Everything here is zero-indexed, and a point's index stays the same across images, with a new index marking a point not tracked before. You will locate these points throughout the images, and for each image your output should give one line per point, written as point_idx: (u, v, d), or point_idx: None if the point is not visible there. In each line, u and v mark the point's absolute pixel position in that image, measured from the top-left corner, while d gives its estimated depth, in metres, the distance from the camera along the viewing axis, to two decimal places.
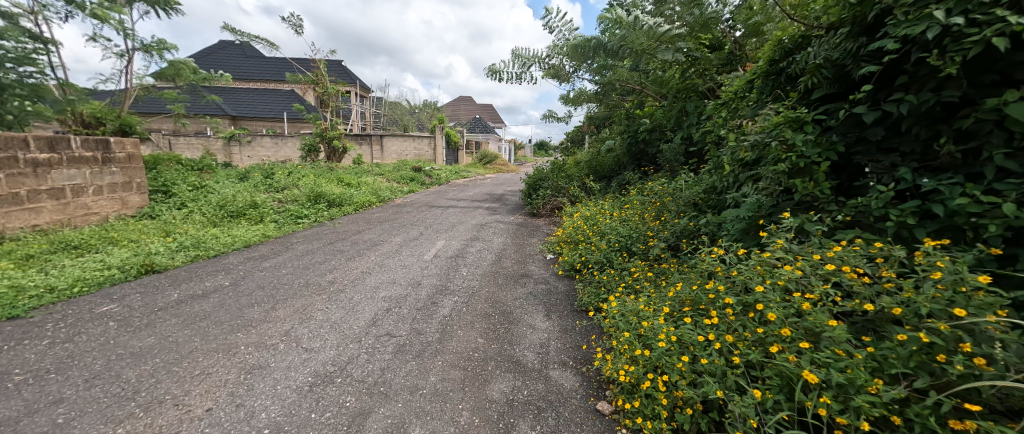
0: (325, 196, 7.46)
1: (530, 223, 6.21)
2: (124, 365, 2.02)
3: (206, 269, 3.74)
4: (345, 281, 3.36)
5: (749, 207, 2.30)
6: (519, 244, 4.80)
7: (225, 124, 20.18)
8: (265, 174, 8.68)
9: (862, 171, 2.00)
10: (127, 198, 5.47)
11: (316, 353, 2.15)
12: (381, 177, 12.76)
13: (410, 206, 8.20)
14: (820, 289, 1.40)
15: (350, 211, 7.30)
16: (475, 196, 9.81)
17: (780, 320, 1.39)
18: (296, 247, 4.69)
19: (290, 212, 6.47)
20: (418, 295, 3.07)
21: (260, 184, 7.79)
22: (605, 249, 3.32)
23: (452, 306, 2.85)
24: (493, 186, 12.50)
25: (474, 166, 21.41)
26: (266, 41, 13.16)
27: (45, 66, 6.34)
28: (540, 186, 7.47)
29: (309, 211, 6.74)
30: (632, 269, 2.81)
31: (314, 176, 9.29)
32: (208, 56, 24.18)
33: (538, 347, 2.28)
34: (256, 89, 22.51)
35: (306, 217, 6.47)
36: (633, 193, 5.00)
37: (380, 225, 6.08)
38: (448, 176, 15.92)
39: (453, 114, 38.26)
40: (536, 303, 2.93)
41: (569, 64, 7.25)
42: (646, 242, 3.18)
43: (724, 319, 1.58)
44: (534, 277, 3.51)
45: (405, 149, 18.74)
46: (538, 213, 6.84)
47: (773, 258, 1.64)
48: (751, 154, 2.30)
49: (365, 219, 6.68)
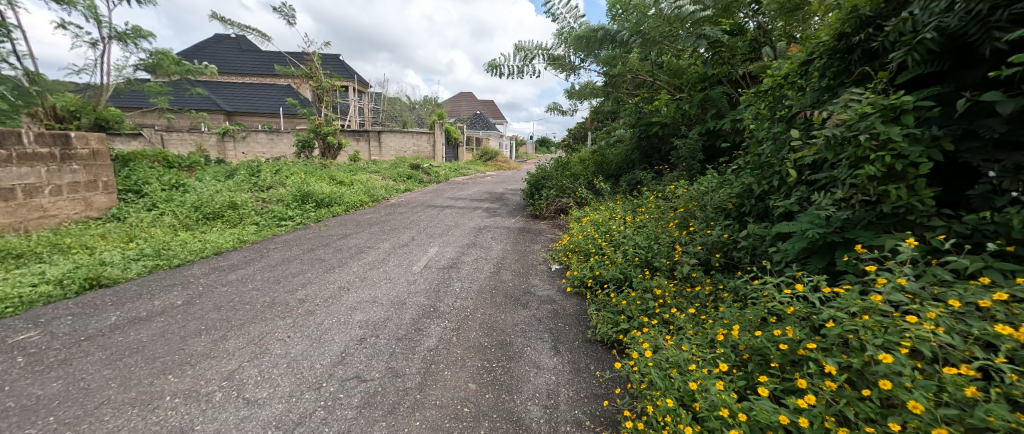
0: (313, 196, 6.99)
1: (533, 227, 5.72)
2: (2, 429, 1.54)
3: (161, 283, 3.26)
4: (317, 300, 2.88)
5: (810, 219, 1.82)
6: (520, 251, 4.31)
7: (219, 120, 19.70)
8: (251, 171, 8.20)
9: (976, 176, 1.53)
10: (92, 199, 5.00)
11: (259, 410, 1.67)
12: (377, 175, 12.28)
13: (405, 206, 7.72)
14: (982, 362, 0.93)
15: (340, 212, 6.81)
16: (474, 196, 9.32)
17: (923, 408, 0.92)
18: (272, 254, 4.21)
19: (273, 213, 5.99)
20: (401, 319, 2.59)
21: (244, 183, 7.31)
22: (622, 264, 2.84)
23: (440, 335, 2.37)
24: (494, 184, 12.01)
25: (475, 163, 20.92)
26: (257, 33, 12.65)
27: (7, 55, 5.86)
28: (543, 186, 6.98)
29: (295, 212, 6.27)
30: (658, 292, 2.33)
31: (305, 174, 8.81)
32: (203, 50, 23.64)
33: (544, 397, 1.79)
34: (252, 84, 22.00)
35: (290, 219, 5.99)
36: (647, 195, 4.51)
37: (369, 229, 5.60)
38: (447, 173, 15.43)
39: (453, 110, 37.68)
40: (541, 332, 2.44)
41: (574, 55, 6.73)
42: (671, 256, 2.71)
43: (819, 392, 1.11)
44: (538, 295, 3.02)
45: (404, 145, 18.26)
46: (541, 214, 6.35)
47: (883, 304, 1.18)
48: (817, 152, 1.82)
49: (354, 221, 6.20)
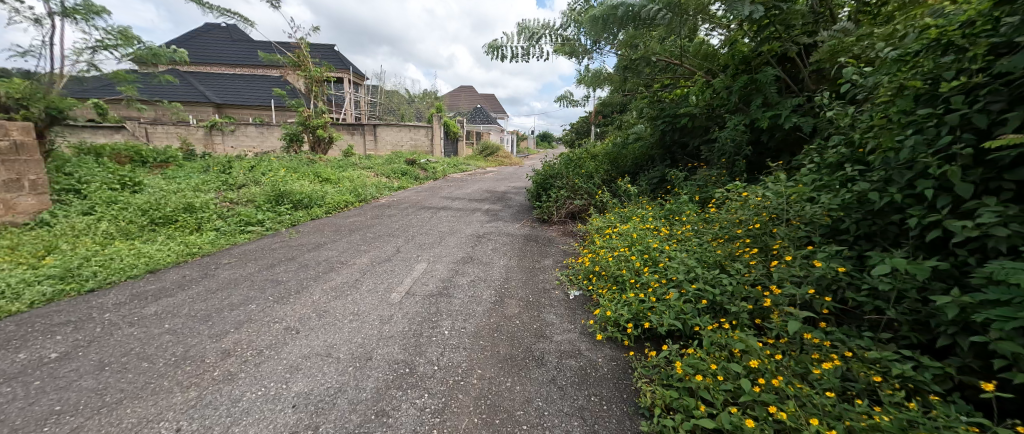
0: (290, 195, 6.16)
1: (541, 235, 4.90)
2: None
3: (51, 320, 2.44)
4: (248, 353, 2.07)
5: None
6: (528, 271, 3.49)
7: (207, 113, 18.81)
8: (224, 168, 7.37)
9: None
10: (14, 201, 4.17)
11: None
12: (369, 171, 11.46)
13: (395, 207, 6.90)
14: None
15: (320, 214, 5.98)
16: (473, 194, 8.50)
17: None
18: (219, 272, 3.40)
19: (239, 217, 5.17)
20: (359, 390, 1.77)
21: (213, 180, 6.49)
22: (677, 307, 2.01)
23: (412, 426, 1.55)
24: (495, 181, 11.17)
25: (475, 159, 20.05)
26: (239, 17, 11.75)
27: None
28: (551, 186, 6.14)
29: (266, 215, 5.45)
30: (754, 369, 1.51)
31: (286, 171, 7.99)
32: (191, 40, 22.63)
33: None
34: (242, 75, 21.09)
35: (259, 224, 5.17)
36: (683, 201, 3.69)
37: (350, 236, 4.79)
38: (445, 169, 14.59)
39: (453, 104, 36.77)
40: (568, 418, 1.62)
41: (587, 35, 5.87)
42: (750, 297, 1.90)
43: None
44: (557, 344, 2.20)
45: (401, 139, 17.42)
46: (550, 219, 5.54)
47: None
48: None
49: (334, 226, 5.37)
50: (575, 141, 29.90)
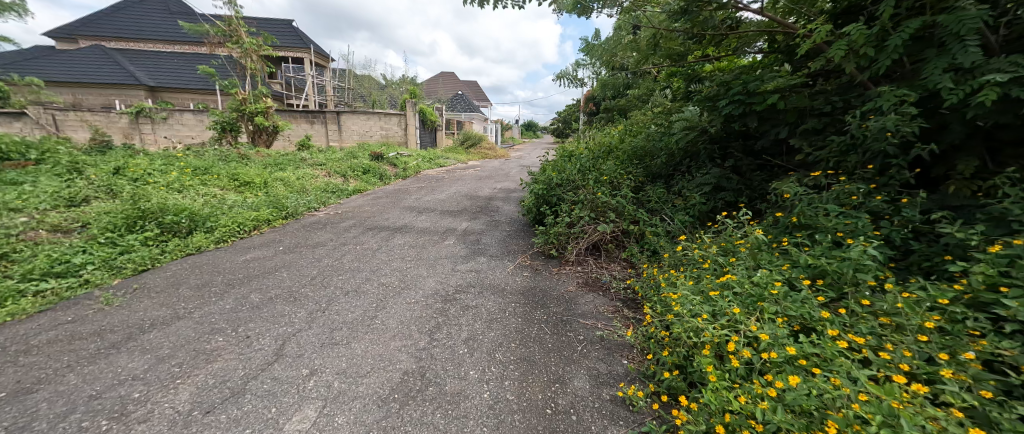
0: (158, 218, 4.02)
1: (551, 290, 2.98)
2: None
3: None
4: None
5: None
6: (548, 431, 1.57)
7: (138, 97, 15.98)
8: (81, 172, 5.08)
9: None
10: None
11: None
12: (321, 168, 9.24)
13: (333, 228, 4.84)
14: None
15: (203, 247, 3.88)
16: (449, 202, 6.50)
17: None
18: None
19: (37, 265, 3.04)
20: None
21: (43, 193, 4.25)
22: None
23: None
24: (478, 181, 9.17)
25: (456, 151, 17.87)
26: None
27: None
28: (558, 199, 4.20)
29: (97, 257, 3.32)
30: None
31: (184, 176, 5.76)
32: (121, 11, 19.38)
33: None
34: (182, 54, 18.16)
35: (74, 276, 3.05)
36: (853, 261, 1.84)
37: (218, 300, 2.75)
38: (419, 164, 12.45)
39: (432, 90, 34.18)
40: None
41: None
42: None
43: None
44: None
45: (370, 129, 15.35)
46: (561, 254, 3.64)
47: None
48: None
49: (211, 272, 3.31)
50: (566, 131, 27.90)
